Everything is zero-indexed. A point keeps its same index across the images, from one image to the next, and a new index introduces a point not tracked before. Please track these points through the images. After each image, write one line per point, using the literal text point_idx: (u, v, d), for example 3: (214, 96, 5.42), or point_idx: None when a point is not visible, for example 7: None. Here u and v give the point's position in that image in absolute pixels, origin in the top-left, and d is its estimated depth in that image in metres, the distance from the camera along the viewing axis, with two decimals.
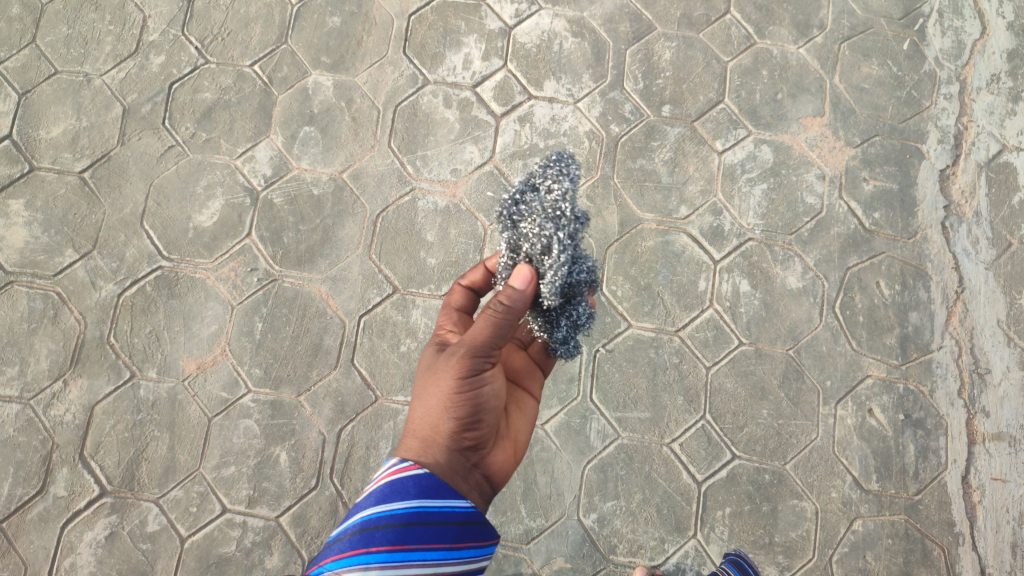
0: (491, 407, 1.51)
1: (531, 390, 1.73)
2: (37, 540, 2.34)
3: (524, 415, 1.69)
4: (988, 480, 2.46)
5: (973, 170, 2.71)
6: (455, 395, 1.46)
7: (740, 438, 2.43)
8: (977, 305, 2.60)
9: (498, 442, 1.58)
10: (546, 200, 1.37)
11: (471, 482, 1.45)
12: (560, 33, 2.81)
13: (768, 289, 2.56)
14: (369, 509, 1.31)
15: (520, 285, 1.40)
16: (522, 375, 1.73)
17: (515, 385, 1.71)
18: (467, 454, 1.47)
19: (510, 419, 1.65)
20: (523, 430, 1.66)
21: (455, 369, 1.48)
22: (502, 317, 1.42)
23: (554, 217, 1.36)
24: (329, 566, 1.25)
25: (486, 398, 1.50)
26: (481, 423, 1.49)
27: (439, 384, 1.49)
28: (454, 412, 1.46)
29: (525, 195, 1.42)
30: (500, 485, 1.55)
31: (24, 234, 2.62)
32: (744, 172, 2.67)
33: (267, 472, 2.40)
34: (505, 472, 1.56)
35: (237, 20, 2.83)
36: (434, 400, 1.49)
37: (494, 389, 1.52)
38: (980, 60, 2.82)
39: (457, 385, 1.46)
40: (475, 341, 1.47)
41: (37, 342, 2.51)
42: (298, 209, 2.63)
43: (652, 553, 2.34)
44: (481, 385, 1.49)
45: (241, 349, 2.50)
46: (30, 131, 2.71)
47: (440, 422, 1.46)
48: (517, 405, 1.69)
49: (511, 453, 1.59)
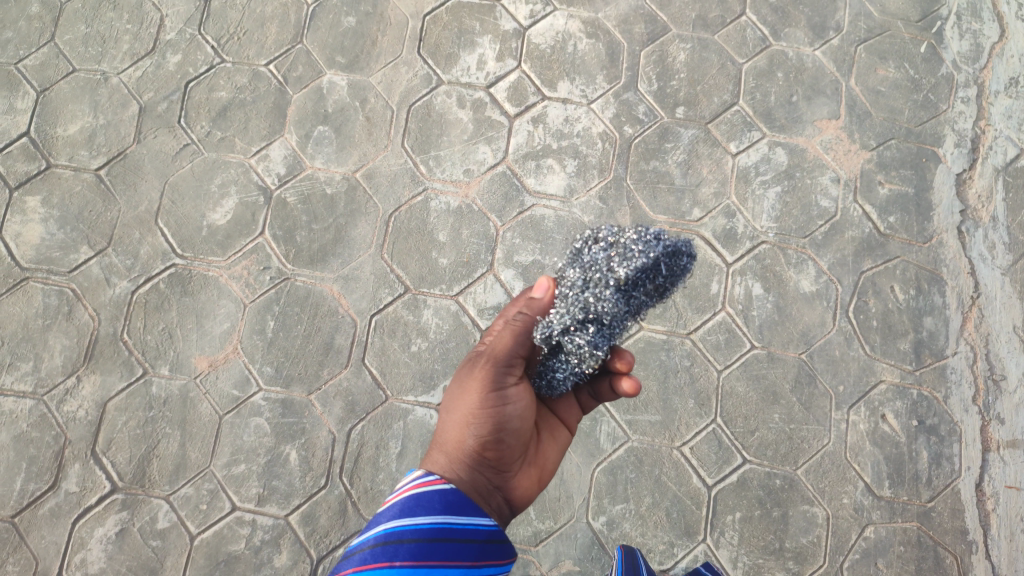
0: (514, 429, 1.50)
1: (566, 421, 1.69)
2: (49, 535, 2.36)
3: (555, 443, 1.66)
4: (1002, 488, 2.44)
5: (990, 174, 2.69)
6: (479, 410, 1.46)
7: (751, 442, 2.42)
8: (993, 311, 2.57)
9: (525, 466, 1.57)
10: (609, 265, 1.42)
11: (492, 503, 1.45)
12: (575, 34, 2.80)
13: (780, 292, 2.55)
14: (392, 521, 1.25)
15: (541, 294, 1.51)
16: (558, 405, 1.68)
17: (549, 412, 1.67)
18: (488, 475, 1.47)
19: (541, 444, 1.62)
20: (552, 458, 1.63)
21: (480, 382, 1.48)
22: (523, 322, 1.50)
23: (598, 279, 1.41)
24: None
25: (510, 418, 1.49)
26: (504, 444, 1.48)
27: (463, 399, 1.50)
28: (477, 428, 1.46)
29: (602, 241, 1.46)
30: (520, 510, 1.54)
31: (40, 231, 2.64)
32: (758, 175, 2.66)
33: (277, 470, 2.41)
34: (527, 498, 1.55)
35: (253, 20, 2.85)
36: (458, 415, 1.49)
37: (520, 409, 1.50)
38: (999, 63, 2.80)
39: (482, 399, 1.47)
40: (498, 350, 1.50)
41: (52, 338, 2.54)
42: (311, 208, 2.64)
43: (661, 557, 2.33)
44: (505, 402, 1.48)
45: (253, 347, 2.52)
46: (48, 129, 2.74)
47: (463, 437, 1.47)
48: (549, 432, 1.65)
49: (535, 479, 1.58)
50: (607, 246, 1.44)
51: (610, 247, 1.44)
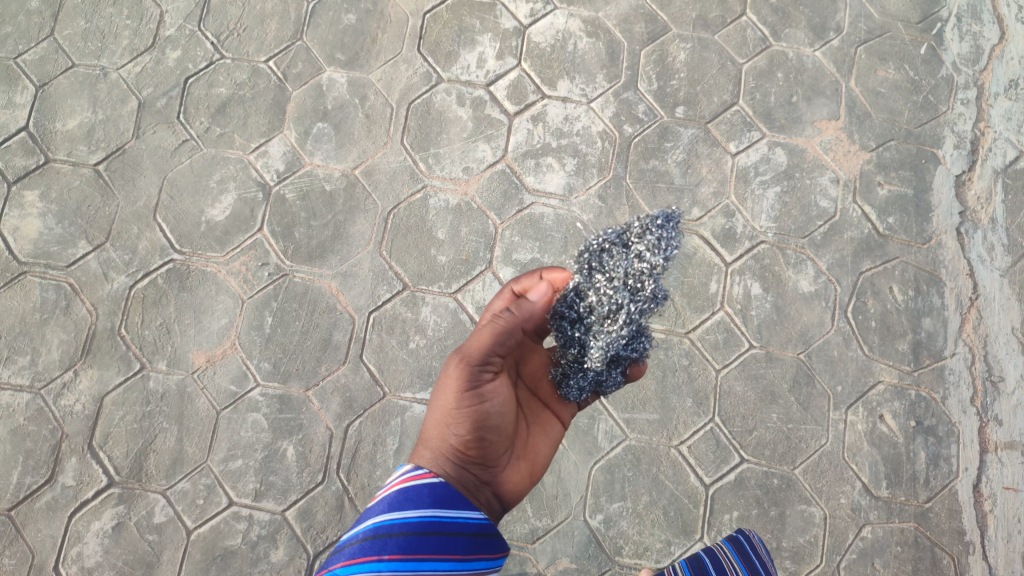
0: (496, 424, 1.49)
1: (558, 414, 1.69)
2: (44, 530, 2.35)
3: (547, 437, 1.65)
4: (1000, 489, 2.44)
5: (990, 176, 2.69)
6: (457, 410, 1.45)
7: (749, 441, 2.42)
8: (992, 312, 2.57)
9: (514, 461, 1.56)
10: (638, 270, 1.42)
11: (481, 499, 1.44)
12: (575, 33, 2.81)
13: (779, 292, 2.55)
14: (381, 516, 1.25)
15: (536, 297, 1.54)
16: (550, 399, 1.68)
17: (540, 406, 1.67)
18: (474, 471, 1.45)
19: (531, 438, 1.62)
20: (544, 451, 1.62)
21: (456, 381, 1.47)
22: (505, 321, 1.50)
23: (635, 287, 1.43)
24: (338, 572, 1.17)
25: (491, 414, 1.48)
26: (487, 440, 1.47)
27: (443, 397, 1.48)
28: (457, 427, 1.45)
29: (613, 248, 1.45)
30: (511, 504, 1.53)
31: (38, 225, 2.63)
32: (757, 175, 2.66)
33: (274, 466, 2.40)
34: (518, 492, 1.54)
35: (253, 16, 2.85)
36: (438, 414, 1.48)
37: (499, 404, 1.50)
38: (999, 65, 2.80)
39: (459, 398, 1.45)
40: (473, 350, 1.48)
41: (49, 331, 2.53)
42: (311, 204, 2.64)
43: (658, 556, 2.33)
44: (483, 399, 1.47)
45: (251, 343, 2.51)
46: (47, 123, 2.73)
47: (445, 436, 1.46)
48: (540, 426, 1.65)
49: (526, 473, 1.57)
50: (625, 252, 1.43)
51: (627, 251, 1.43)
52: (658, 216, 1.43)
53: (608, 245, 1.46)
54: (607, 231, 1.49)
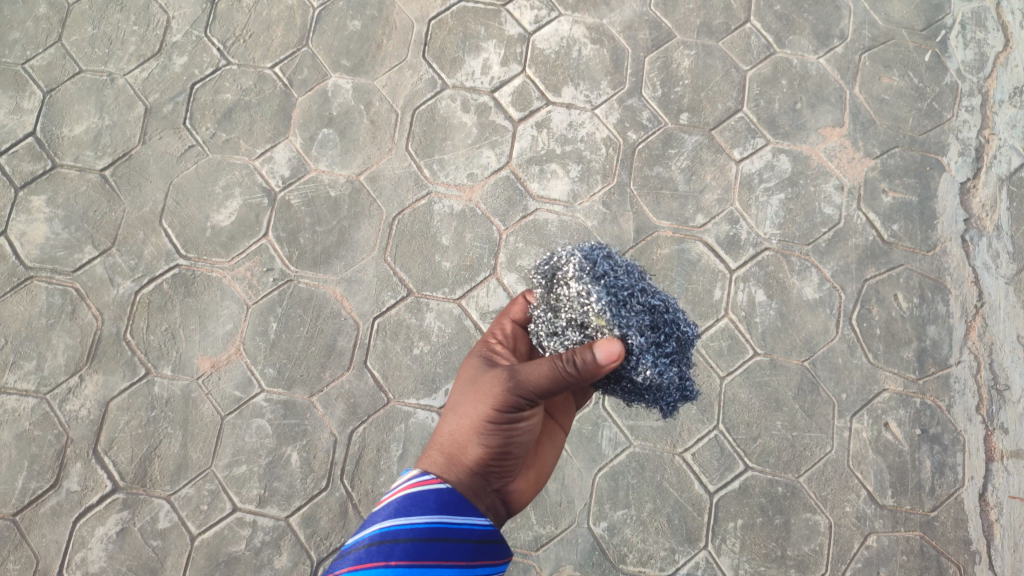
0: (522, 441, 1.50)
1: (563, 424, 1.73)
2: (49, 534, 2.36)
3: (553, 447, 1.69)
4: (1006, 497, 2.43)
5: (995, 183, 2.68)
6: (489, 424, 1.45)
7: (753, 449, 2.41)
8: (997, 320, 2.57)
9: (524, 470, 1.58)
10: (624, 266, 1.36)
11: (490, 505, 1.45)
12: (580, 39, 2.81)
13: (784, 299, 2.54)
14: (387, 521, 1.25)
15: (602, 355, 1.30)
16: (556, 410, 1.72)
17: (549, 417, 1.71)
18: (490, 480, 1.47)
19: (540, 448, 1.65)
20: (550, 461, 1.67)
21: (495, 399, 1.45)
22: (570, 377, 1.34)
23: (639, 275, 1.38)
24: None
25: (521, 433, 1.49)
26: (510, 454, 1.49)
27: (476, 406, 1.48)
28: (484, 439, 1.46)
29: (607, 282, 1.32)
30: (517, 511, 1.54)
31: (44, 230, 2.65)
32: (761, 182, 2.66)
33: (278, 472, 2.40)
34: (524, 500, 1.56)
35: (259, 23, 2.87)
36: (468, 422, 1.48)
37: (530, 424, 1.50)
38: (1004, 72, 2.80)
39: (494, 416, 1.45)
40: (527, 383, 1.42)
41: (55, 337, 2.54)
42: (315, 210, 2.64)
43: (662, 564, 2.32)
44: (516, 421, 1.47)
45: (256, 348, 2.52)
46: (54, 129, 2.75)
47: (470, 446, 1.46)
48: (548, 437, 1.69)
49: (532, 482, 1.60)
50: (614, 273, 1.33)
51: (612, 274, 1.33)
52: (567, 250, 1.38)
53: (601, 288, 1.31)
54: (582, 287, 1.32)
